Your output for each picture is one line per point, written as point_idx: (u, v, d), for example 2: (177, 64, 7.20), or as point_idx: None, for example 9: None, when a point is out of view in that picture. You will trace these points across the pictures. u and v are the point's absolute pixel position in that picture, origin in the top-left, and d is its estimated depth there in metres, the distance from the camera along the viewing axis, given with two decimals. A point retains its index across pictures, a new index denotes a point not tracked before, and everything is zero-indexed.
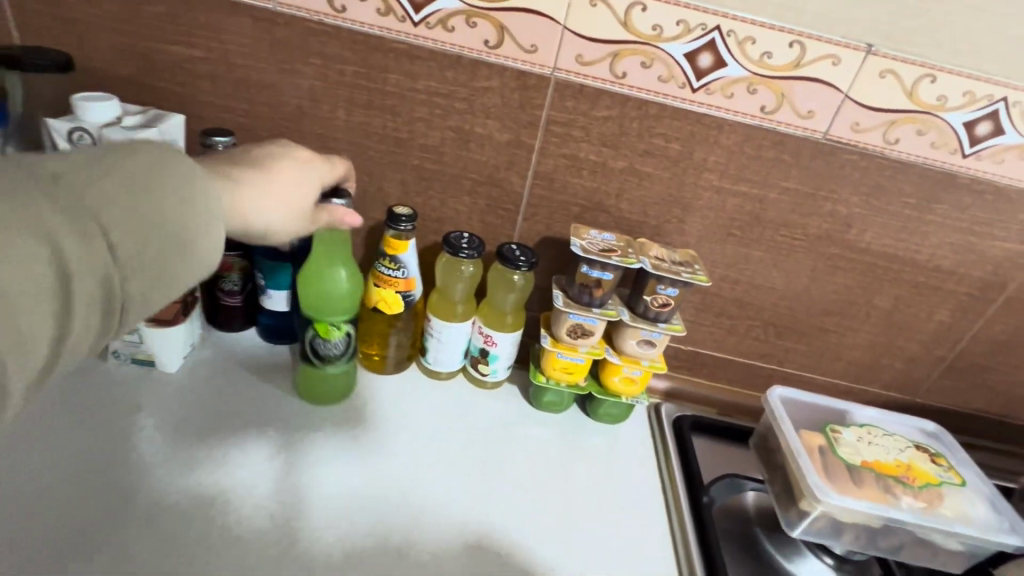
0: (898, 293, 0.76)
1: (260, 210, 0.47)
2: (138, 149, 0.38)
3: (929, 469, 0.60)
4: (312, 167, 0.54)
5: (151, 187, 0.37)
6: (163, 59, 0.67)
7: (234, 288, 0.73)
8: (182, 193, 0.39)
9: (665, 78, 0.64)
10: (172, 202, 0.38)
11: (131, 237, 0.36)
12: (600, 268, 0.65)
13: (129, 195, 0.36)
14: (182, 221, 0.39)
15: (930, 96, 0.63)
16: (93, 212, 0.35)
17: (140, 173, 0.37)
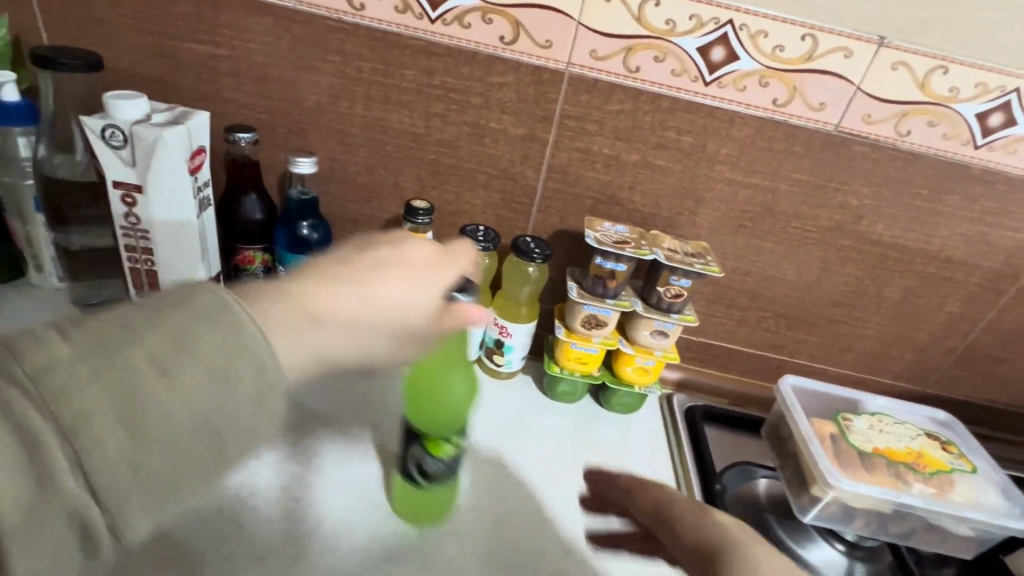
0: (909, 284, 0.77)
1: (354, 341, 0.45)
2: (188, 313, 0.38)
3: (940, 456, 0.61)
4: (432, 271, 0.50)
5: (191, 361, 0.37)
6: (187, 57, 0.69)
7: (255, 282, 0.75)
8: (224, 367, 0.38)
9: (678, 72, 0.65)
10: (203, 376, 0.37)
11: (164, 423, 0.35)
12: (614, 259, 0.67)
13: (168, 370, 0.36)
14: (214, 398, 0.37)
15: (942, 88, 0.63)
16: (126, 394, 0.34)
17: (169, 351, 0.36)
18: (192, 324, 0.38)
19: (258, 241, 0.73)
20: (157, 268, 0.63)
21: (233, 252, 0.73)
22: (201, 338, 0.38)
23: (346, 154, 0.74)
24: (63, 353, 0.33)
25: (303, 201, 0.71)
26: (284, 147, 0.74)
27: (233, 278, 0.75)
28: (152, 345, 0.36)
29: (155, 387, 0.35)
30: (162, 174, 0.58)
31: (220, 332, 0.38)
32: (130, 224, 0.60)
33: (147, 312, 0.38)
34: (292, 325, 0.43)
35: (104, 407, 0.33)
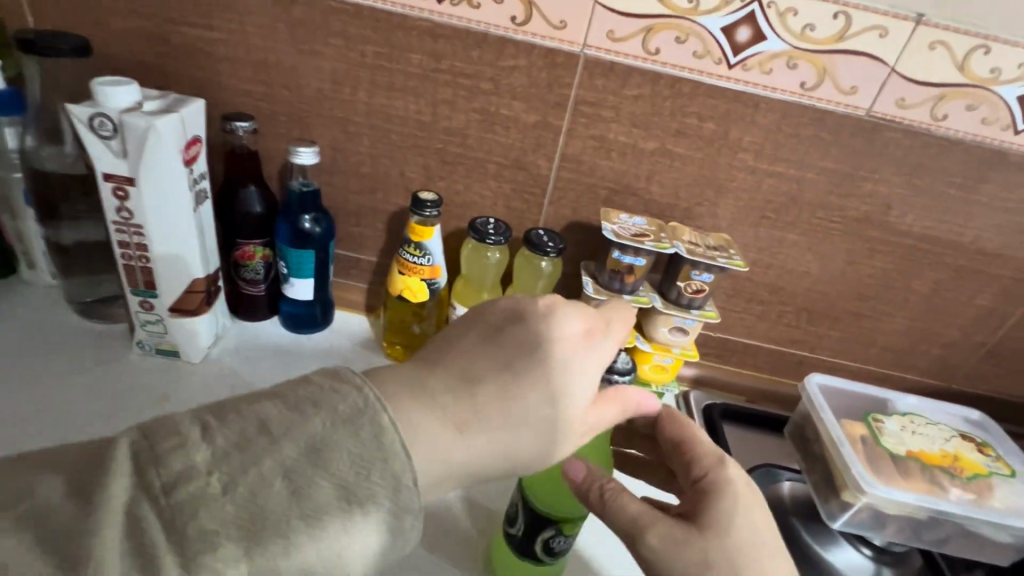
0: (939, 276, 0.73)
1: (490, 443, 0.37)
2: (333, 405, 0.33)
3: (977, 459, 0.58)
4: (588, 350, 0.42)
5: (325, 469, 0.30)
6: (181, 42, 0.65)
7: (257, 277, 0.73)
8: (359, 481, 0.31)
9: (700, 54, 0.61)
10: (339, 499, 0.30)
11: (283, 553, 0.28)
12: (633, 253, 0.63)
13: (294, 485, 0.30)
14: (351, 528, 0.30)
15: (982, 69, 0.60)
16: (248, 512, 0.28)
17: (307, 464, 0.30)
18: (334, 428, 0.32)
19: (258, 235, 0.70)
20: (152, 265, 0.60)
21: (232, 247, 0.70)
22: (343, 448, 0.31)
23: (349, 143, 0.70)
24: (198, 460, 0.29)
25: (304, 193, 0.68)
26: (285, 137, 0.71)
27: (233, 273, 0.72)
28: (290, 455, 0.30)
29: (286, 510, 0.29)
30: (155, 167, 0.54)
31: (363, 441, 0.32)
32: (122, 219, 0.57)
33: (287, 406, 0.32)
34: (442, 429, 0.36)
35: (226, 534, 0.27)
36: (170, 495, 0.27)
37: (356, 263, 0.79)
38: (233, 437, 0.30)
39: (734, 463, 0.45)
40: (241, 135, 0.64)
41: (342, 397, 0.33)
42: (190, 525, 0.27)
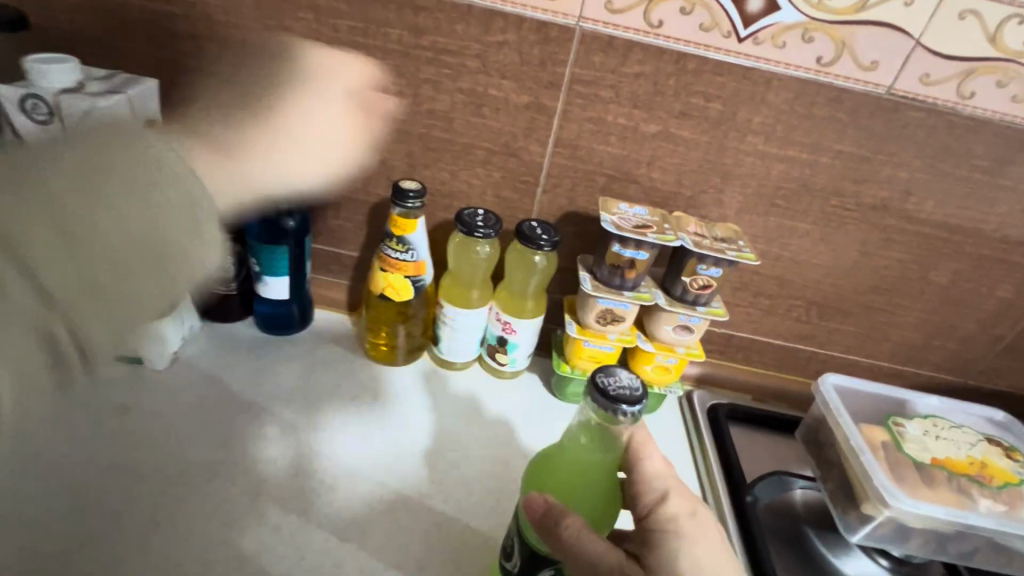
0: (958, 267, 0.69)
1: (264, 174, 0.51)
2: (134, 150, 0.39)
3: (1005, 466, 0.54)
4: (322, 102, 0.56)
5: (96, 175, 0.36)
6: (136, 18, 0.59)
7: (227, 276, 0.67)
8: (146, 183, 0.38)
9: (707, 27, 0.56)
10: (124, 208, 0.36)
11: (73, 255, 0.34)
12: (634, 247, 0.58)
13: (83, 187, 0.35)
14: (76, 215, 0.34)
15: (1014, 40, 0.55)
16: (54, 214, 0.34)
17: (121, 195, 0.37)
18: (107, 153, 0.38)
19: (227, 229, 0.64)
20: None
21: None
22: (133, 180, 0.37)
23: None
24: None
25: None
26: None
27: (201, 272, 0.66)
28: (69, 170, 0.35)
29: (76, 200, 0.35)
30: None
31: (152, 172, 0.39)
32: None
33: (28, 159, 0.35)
34: (212, 154, 0.47)
35: (43, 232, 0.33)
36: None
37: (337, 258, 0.74)
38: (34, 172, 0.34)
39: (677, 495, 0.42)
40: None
41: (148, 146, 0.39)
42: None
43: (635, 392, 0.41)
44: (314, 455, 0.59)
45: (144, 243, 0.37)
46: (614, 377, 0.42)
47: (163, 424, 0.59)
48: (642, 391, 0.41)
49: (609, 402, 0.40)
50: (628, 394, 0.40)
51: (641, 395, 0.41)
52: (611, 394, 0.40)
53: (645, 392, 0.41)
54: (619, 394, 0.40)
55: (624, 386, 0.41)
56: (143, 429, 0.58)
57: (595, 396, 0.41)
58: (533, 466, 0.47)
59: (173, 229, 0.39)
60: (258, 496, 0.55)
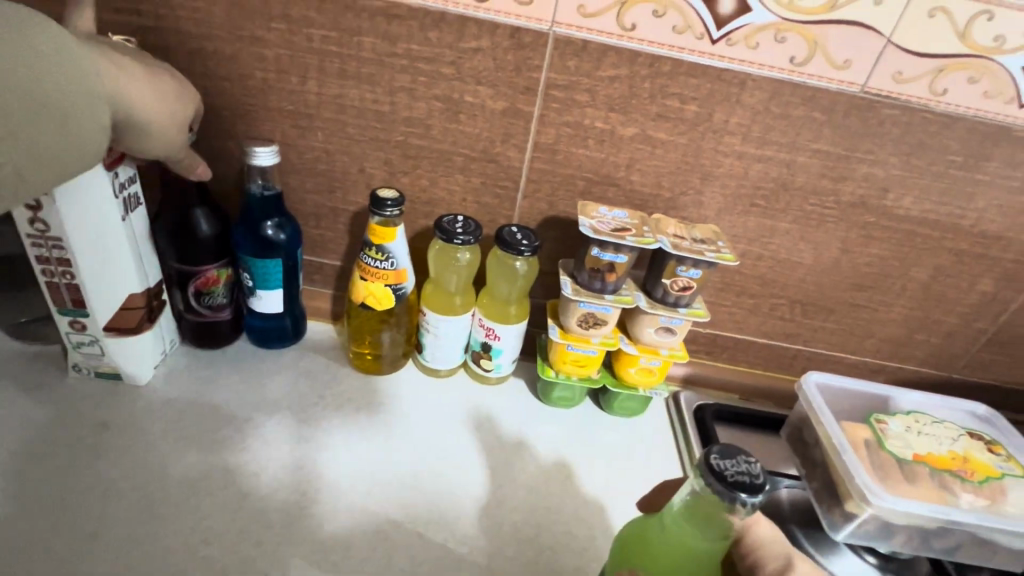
0: (939, 262, 0.69)
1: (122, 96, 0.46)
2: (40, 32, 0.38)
3: (987, 460, 0.54)
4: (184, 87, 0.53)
5: (25, 49, 0.37)
6: (107, 30, 0.59)
7: (220, 302, 0.66)
8: (59, 57, 0.39)
9: (680, 30, 0.56)
10: (28, 72, 0.37)
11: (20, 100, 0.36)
12: (613, 250, 0.58)
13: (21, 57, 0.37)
14: (16, 72, 0.36)
15: (984, 38, 0.55)
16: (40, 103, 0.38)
17: (13, 57, 0.36)
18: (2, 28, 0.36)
19: (217, 255, 0.63)
20: (77, 281, 0.53)
21: (188, 276, 0.62)
22: (47, 55, 0.38)
23: (302, 139, 0.64)
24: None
25: (265, 197, 0.62)
26: (231, 133, 0.64)
27: (191, 302, 0.65)
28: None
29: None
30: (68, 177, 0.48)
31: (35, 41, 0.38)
32: (38, 232, 0.50)
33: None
34: None
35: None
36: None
37: (319, 268, 0.73)
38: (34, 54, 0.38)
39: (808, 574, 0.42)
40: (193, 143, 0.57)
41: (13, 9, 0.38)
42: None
43: (756, 479, 0.39)
44: (300, 469, 0.59)
45: (37, 102, 0.37)
46: (731, 460, 0.40)
47: (142, 439, 0.58)
48: (763, 479, 0.39)
49: (727, 488, 0.39)
50: (749, 483, 0.39)
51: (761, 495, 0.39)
52: (728, 480, 0.39)
53: (767, 480, 0.39)
54: (737, 481, 0.39)
55: (743, 471, 0.40)
56: (122, 444, 0.58)
57: (711, 480, 0.39)
58: (630, 541, 0.45)
59: (87, 108, 0.41)
60: (239, 510, 0.54)
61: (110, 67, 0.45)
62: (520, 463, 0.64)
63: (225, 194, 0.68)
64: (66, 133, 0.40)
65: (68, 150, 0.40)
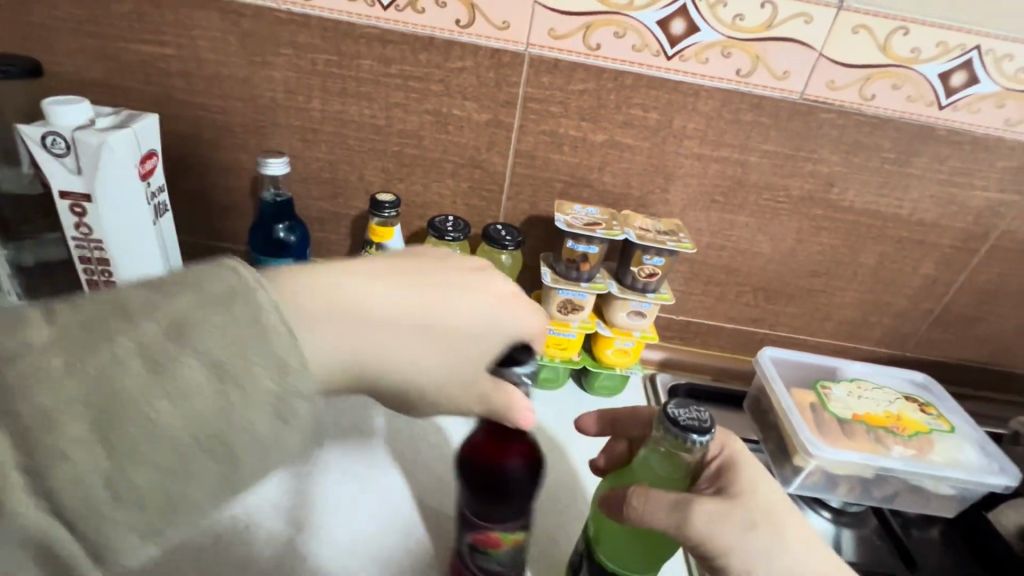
0: (882, 249, 0.77)
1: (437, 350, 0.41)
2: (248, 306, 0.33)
3: (918, 418, 0.61)
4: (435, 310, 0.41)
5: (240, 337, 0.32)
6: (134, 59, 0.67)
7: (494, 568, 0.49)
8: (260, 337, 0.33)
9: (639, 48, 0.64)
10: (232, 359, 0.32)
11: (218, 394, 0.31)
12: (586, 242, 0.66)
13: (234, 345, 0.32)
14: (220, 362, 0.31)
15: (903, 50, 0.63)
16: (239, 388, 0.32)
17: (218, 346, 0.32)
18: (196, 312, 0.32)
19: (516, 516, 0.47)
20: (114, 278, 0.60)
21: (469, 527, 0.47)
22: (243, 331, 0.32)
23: (308, 151, 0.72)
24: (39, 338, 0.29)
25: (277, 203, 0.69)
26: (244, 147, 0.72)
27: (464, 556, 0.49)
28: (154, 331, 0.31)
29: (144, 389, 0.30)
30: (110, 180, 0.55)
31: (234, 319, 0.32)
32: (82, 234, 0.57)
33: (113, 297, 0.32)
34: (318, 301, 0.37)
35: (81, 417, 0.28)
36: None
37: None
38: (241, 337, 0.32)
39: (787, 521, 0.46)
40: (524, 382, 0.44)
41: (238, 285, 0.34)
42: (22, 403, 0.28)
43: (704, 422, 0.44)
44: (298, 493, 0.58)
45: (234, 389, 0.32)
46: (684, 409, 0.45)
47: None
48: (709, 422, 0.44)
49: (680, 431, 0.43)
50: (697, 424, 0.43)
51: (711, 436, 0.43)
52: (681, 423, 0.43)
53: (714, 422, 0.44)
54: (689, 424, 0.43)
55: (694, 417, 0.44)
56: None
57: (666, 426, 0.44)
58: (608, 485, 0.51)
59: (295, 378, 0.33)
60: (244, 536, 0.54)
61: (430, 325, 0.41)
62: None
63: (239, 201, 0.76)
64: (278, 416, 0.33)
65: (272, 433, 0.33)
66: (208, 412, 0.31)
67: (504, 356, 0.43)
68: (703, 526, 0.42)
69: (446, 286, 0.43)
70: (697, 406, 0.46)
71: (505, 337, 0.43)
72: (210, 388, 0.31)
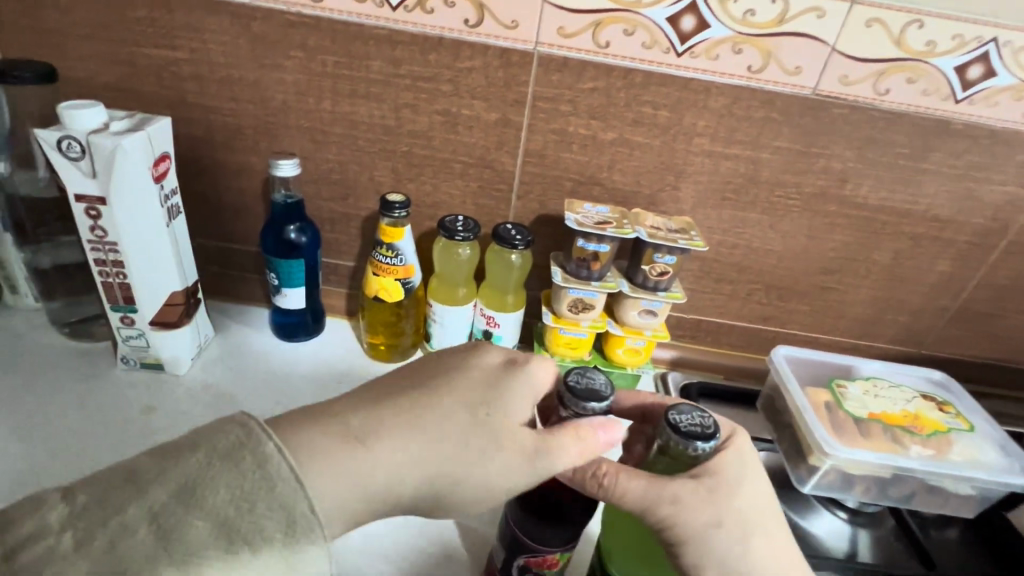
0: (897, 246, 0.76)
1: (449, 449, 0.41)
2: (250, 457, 0.35)
3: (936, 417, 0.60)
4: (438, 412, 0.42)
5: (244, 489, 0.34)
6: (147, 63, 0.68)
7: None
8: (263, 483, 0.34)
9: (648, 45, 0.64)
10: (236, 515, 0.33)
11: (222, 551, 0.32)
12: (596, 240, 0.66)
13: (239, 497, 0.33)
14: (226, 517, 0.33)
15: (918, 43, 0.62)
16: (242, 542, 0.32)
17: (223, 501, 0.33)
18: (205, 472, 0.34)
19: (567, 536, 0.46)
20: (129, 281, 0.61)
21: (523, 549, 0.46)
22: (247, 482, 0.34)
23: (319, 153, 0.72)
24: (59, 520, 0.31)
25: (288, 204, 0.70)
26: (255, 149, 0.72)
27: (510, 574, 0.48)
28: (163, 497, 0.33)
29: (150, 557, 0.30)
30: (126, 183, 0.55)
31: (240, 473, 0.34)
32: (97, 238, 0.58)
33: (125, 470, 0.34)
34: (315, 435, 0.39)
35: None
36: (15, 559, 0.30)
37: (335, 268, 0.81)
38: (248, 486, 0.34)
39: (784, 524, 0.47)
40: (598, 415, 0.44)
41: (241, 437, 0.36)
42: None
43: (707, 429, 0.44)
44: None
45: (237, 544, 0.32)
46: (687, 415, 0.45)
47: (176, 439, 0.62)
48: (712, 427, 0.44)
49: (682, 437, 0.43)
50: (700, 431, 0.43)
51: (712, 443, 0.43)
52: (682, 430, 0.43)
53: (717, 429, 0.44)
54: (691, 431, 0.43)
55: (696, 423, 0.44)
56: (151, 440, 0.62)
57: (668, 432, 0.44)
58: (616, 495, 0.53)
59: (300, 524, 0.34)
60: None
61: (433, 427, 0.41)
62: None
63: (251, 203, 0.76)
64: (285, 566, 0.33)
65: None
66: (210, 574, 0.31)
67: (586, 386, 0.44)
68: (693, 515, 0.42)
69: (443, 387, 0.44)
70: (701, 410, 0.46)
71: (512, 415, 0.44)
72: (215, 544, 0.32)
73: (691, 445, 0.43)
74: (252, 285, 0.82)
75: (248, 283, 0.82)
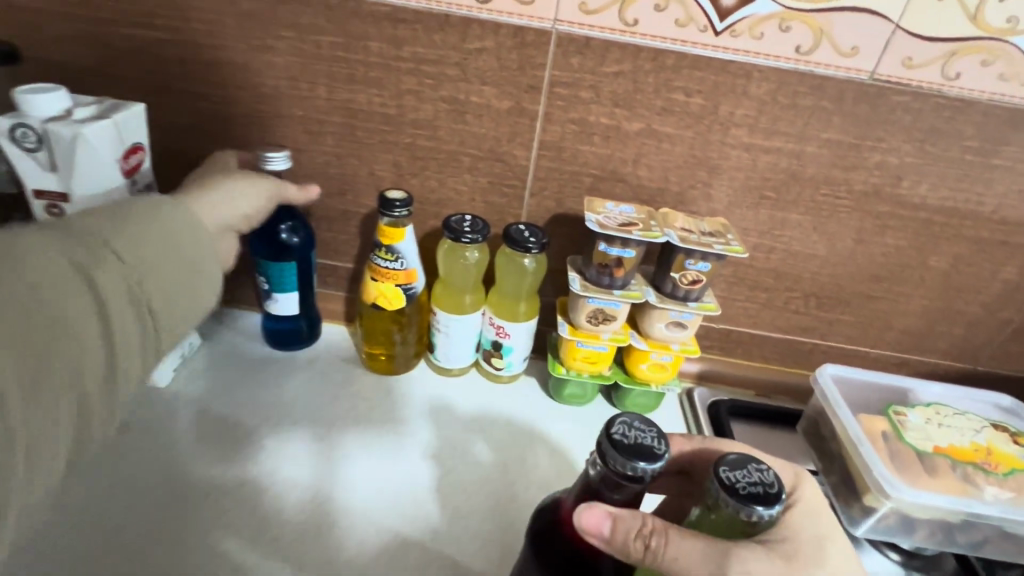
0: (957, 251, 0.67)
1: (241, 207, 0.53)
2: (156, 202, 0.44)
3: (1011, 451, 0.52)
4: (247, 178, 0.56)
5: (160, 219, 0.43)
6: (125, 46, 0.61)
7: None
8: (172, 220, 0.44)
9: (683, 23, 0.56)
10: (157, 230, 0.42)
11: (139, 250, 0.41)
12: (620, 245, 0.58)
13: (151, 226, 0.42)
14: (145, 235, 0.42)
15: (995, 19, 0.54)
16: (163, 250, 0.42)
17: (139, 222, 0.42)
18: (119, 204, 0.42)
19: None
20: None
21: None
22: (163, 222, 0.43)
23: (313, 144, 0.66)
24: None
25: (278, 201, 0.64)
26: (244, 141, 0.66)
27: None
28: (85, 224, 0.40)
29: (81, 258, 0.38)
30: (90, 176, 0.49)
31: (149, 208, 0.43)
32: None
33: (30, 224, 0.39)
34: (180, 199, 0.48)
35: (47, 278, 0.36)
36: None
37: (332, 271, 0.74)
38: (162, 213, 0.43)
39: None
40: (646, 478, 0.36)
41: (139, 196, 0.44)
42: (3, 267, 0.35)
43: (769, 489, 0.36)
44: (326, 488, 0.58)
45: (159, 248, 0.42)
46: (743, 471, 0.37)
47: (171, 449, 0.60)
48: (778, 487, 0.36)
49: (740, 502, 0.35)
50: (763, 494, 0.35)
51: (777, 507, 0.36)
52: (740, 493, 0.36)
53: (782, 488, 0.36)
54: (750, 494, 0.36)
55: (756, 481, 0.36)
56: (137, 451, 0.59)
57: (721, 494, 0.36)
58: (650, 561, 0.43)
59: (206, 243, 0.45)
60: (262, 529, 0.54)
61: (230, 195, 0.52)
62: (537, 449, 0.66)
63: None
64: (194, 271, 0.44)
65: (193, 283, 0.44)
66: (135, 266, 0.41)
67: (633, 441, 0.37)
68: None
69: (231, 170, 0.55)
70: (758, 462, 0.39)
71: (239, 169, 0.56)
72: (137, 248, 0.41)
73: (749, 513, 0.35)
74: (244, 288, 0.76)
75: (240, 285, 0.76)
